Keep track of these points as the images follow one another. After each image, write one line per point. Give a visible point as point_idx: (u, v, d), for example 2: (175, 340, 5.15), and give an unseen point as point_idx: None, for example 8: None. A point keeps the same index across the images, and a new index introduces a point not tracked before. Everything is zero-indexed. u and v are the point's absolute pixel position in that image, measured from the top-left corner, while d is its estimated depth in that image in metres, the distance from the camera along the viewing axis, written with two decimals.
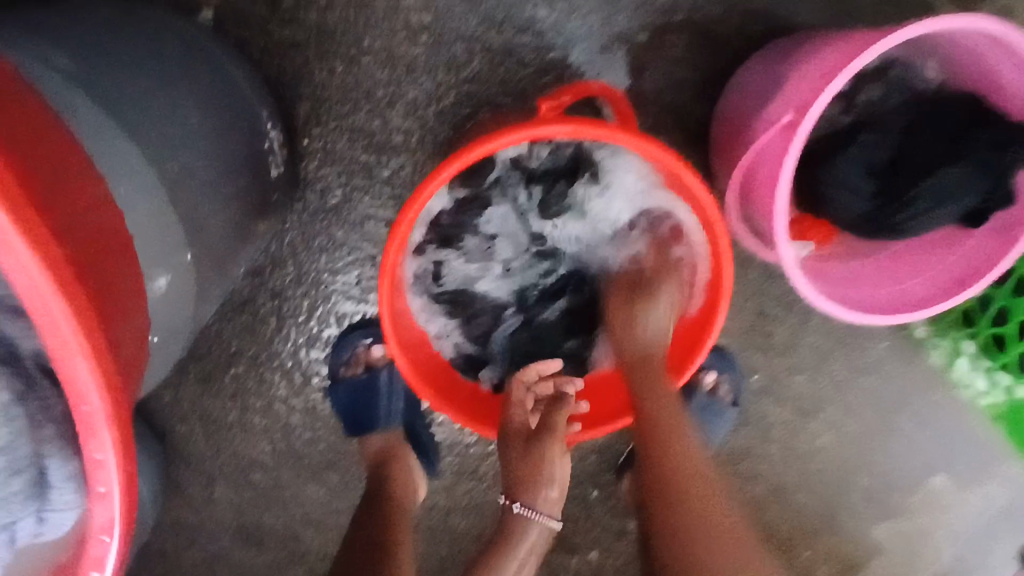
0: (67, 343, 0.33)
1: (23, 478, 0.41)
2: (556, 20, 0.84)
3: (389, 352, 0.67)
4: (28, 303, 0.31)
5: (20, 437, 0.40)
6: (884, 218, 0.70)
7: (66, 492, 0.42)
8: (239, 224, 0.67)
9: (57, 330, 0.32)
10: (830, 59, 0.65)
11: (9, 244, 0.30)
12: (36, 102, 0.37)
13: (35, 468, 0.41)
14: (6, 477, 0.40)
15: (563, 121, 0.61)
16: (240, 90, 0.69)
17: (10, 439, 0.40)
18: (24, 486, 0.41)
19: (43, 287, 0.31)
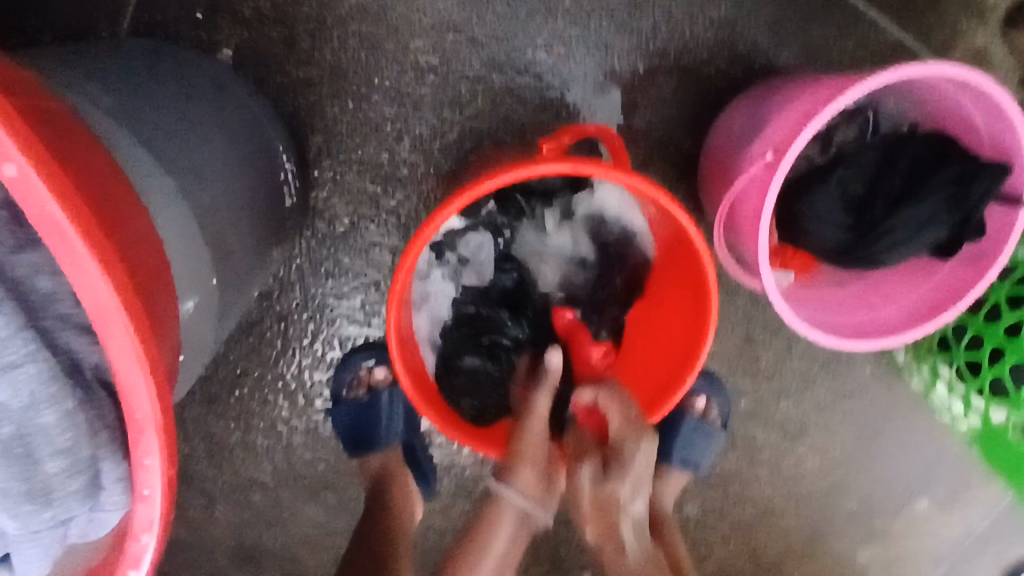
0: (128, 363, 0.39)
1: (82, 479, 0.46)
2: (554, 62, 0.90)
3: (395, 368, 0.70)
4: (101, 328, 0.38)
5: (81, 441, 0.46)
6: (859, 249, 0.75)
7: (115, 493, 0.47)
8: (256, 250, 0.71)
9: (121, 350, 0.39)
10: (807, 103, 0.71)
11: (91, 280, 0.37)
12: (88, 142, 0.42)
13: (91, 471, 0.47)
14: (67, 478, 0.46)
15: (563, 159, 0.65)
16: (258, 126, 0.74)
17: (73, 443, 0.46)
18: (81, 485, 0.46)
19: (113, 313, 0.38)
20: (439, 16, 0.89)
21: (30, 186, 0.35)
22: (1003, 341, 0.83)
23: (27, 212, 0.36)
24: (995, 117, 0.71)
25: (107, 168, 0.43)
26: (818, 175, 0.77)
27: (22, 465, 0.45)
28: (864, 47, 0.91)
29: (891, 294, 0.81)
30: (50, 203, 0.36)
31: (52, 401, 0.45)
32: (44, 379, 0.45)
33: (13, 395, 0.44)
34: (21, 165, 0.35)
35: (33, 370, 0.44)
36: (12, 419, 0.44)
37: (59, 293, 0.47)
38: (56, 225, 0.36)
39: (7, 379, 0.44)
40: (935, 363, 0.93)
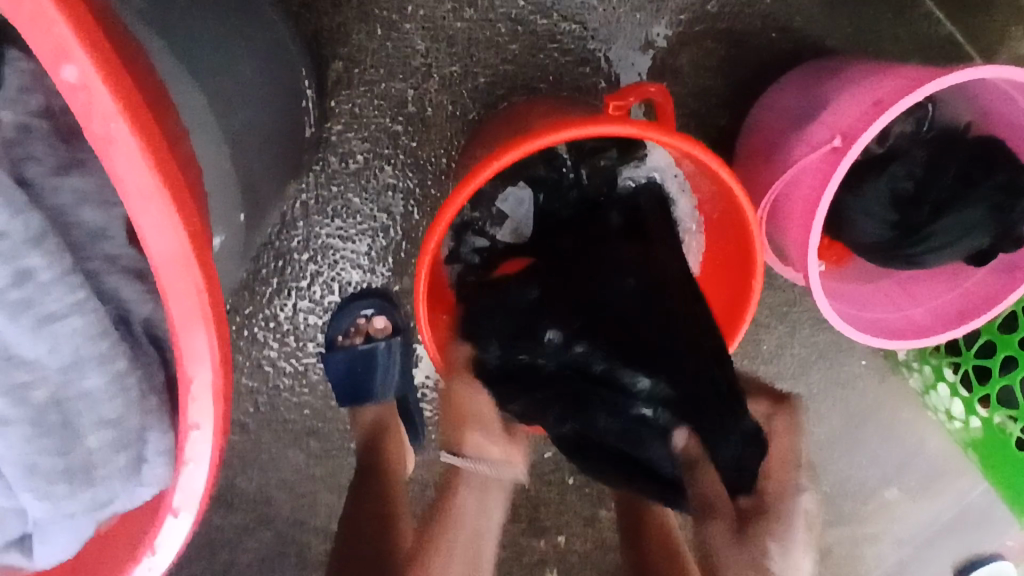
0: (188, 305, 0.38)
1: (127, 454, 0.45)
2: (601, 12, 0.84)
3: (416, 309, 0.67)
4: (159, 270, 0.37)
5: (131, 408, 0.45)
6: (900, 248, 0.73)
7: (158, 465, 0.46)
8: (273, 183, 0.65)
9: (180, 289, 0.38)
10: (876, 86, 0.67)
11: (160, 228, 0.36)
12: (127, 48, 0.36)
13: (136, 443, 0.46)
14: (111, 453, 0.45)
15: (629, 122, 0.60)
16: (284, 47, 0.67)
17: (117, 412, 0.45)
18: (127, 460, 0.45)
19: (178, 253, 0.37)
20: None
21: (93, 97, 0.33)
22: (1016, 350, 0.84)
23: (87, 129, 0.33)
24: None
25: (158, 86, 0.40)
26: (869, 166, 0.74)
27: (60, 438, 0.43)
28: (920, 34, 0.87)
29: (918, 294, 0.80)
30: (116, 123, 0.33)
31: (99, 361, 0.44)
32: (92, 334, 0.43)
33: (53, 355, 0.42)
34: (84, 70, 0.32)
35: (80, 324, 0.43)
36: (49, 382, 0.43)
37: (108, 227, 0.47)
38: (123, 148, 0.34)
39: (50, 334, 0.42)
40: (940, 365, 0.96)
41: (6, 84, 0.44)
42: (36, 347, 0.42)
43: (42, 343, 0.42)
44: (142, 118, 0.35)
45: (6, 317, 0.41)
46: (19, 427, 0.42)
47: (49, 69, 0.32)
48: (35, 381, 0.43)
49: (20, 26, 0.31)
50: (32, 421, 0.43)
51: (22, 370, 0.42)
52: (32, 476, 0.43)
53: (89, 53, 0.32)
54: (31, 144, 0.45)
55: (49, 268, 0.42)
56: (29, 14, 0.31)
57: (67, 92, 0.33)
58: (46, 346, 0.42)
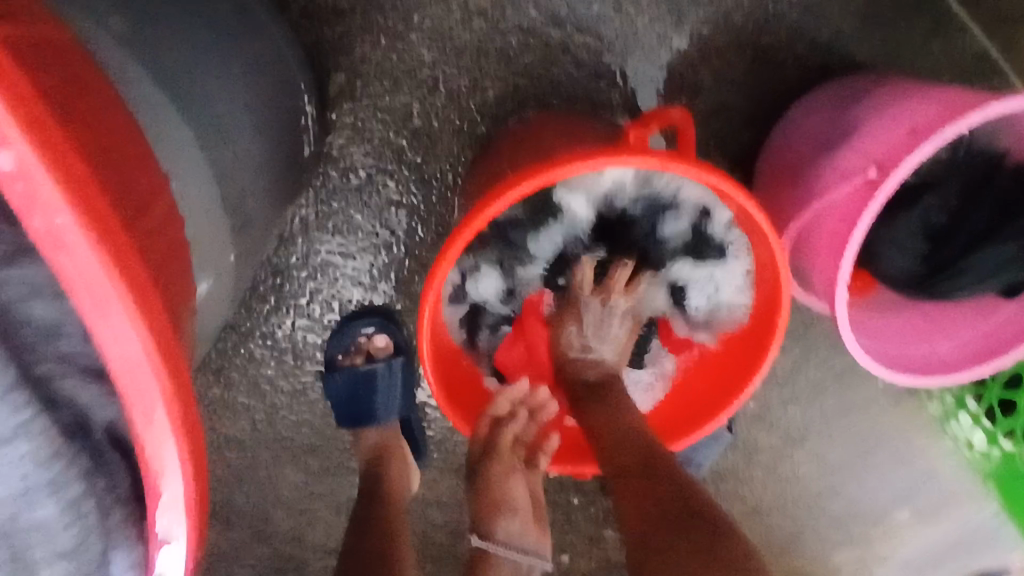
0: (152, 414, 0.33)
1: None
2: (619, 23, 0.80)
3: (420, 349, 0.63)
4: (118, 376, 0.32)
5: (90, 534, 0.40)
6: (929, 283, 0.70)
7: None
8: (270, 207, 0.61)
9: (144, 395, 0.33)
10: (913, 115, 0.63)
11: (120, 335, 0.31)
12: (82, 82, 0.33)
13: (99, 568, 0.41)
14: None
15: (651, 154, 0.56)
16: (282, 61, 0.64)
17: (72, 543, 0.40)
18: None
19: (141, 359, 0.32)
20: None
21: (32, 184, 0.28)
22: None
23: (27, 218, 0.28)
24: None
25: (118, 144, 0.35)
26: (900, 197, 0.70)
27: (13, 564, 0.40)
28: (955, 50, 0.82)
29: (944, 328, 0.76)
30: (61, 217, 0.28)
31: (49, 490, 0.38)
32: (41, 460, 0.38)
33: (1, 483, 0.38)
34: (19, 154, 0.27)
35: (26, 450, 0.37)
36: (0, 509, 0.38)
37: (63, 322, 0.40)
38: (72, 239, 0.29)
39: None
40: (963, 394, 0.93)
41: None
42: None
43: None
44: (94, 202, 0.29)
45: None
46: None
47: None
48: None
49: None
50: None
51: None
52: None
53: (23, 128, 0.27)
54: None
55: None
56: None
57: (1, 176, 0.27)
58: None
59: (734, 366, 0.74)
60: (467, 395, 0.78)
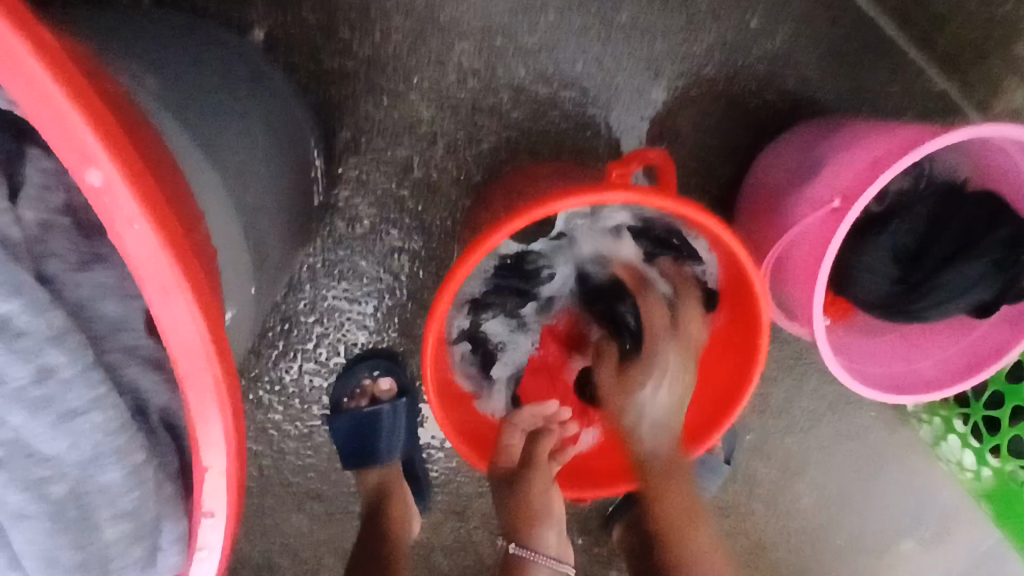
0: (204, 393, 0.39)
1: (143, 545, 0.46)
2: (601, 78, 0.87)
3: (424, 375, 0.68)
4: (177, 360, 0.38)
5: (145, 501, 0.45)
6: (902, 304, 0.74)
7: (171, 554, 0.47)
8: (282, 251, 0.66)
9: (199, 379, 0.39)
10: (872, 148, 0.69)
11: (182, 324, 0.37)
12: (132, 128, 0.38)
13: (151, 534, 0.46)
14: (127, 546, 0.45)
15: (633, 190, 0.62)
16: (294, 121, 0.70)
17: (134, 505, 0.45)
18: (141, 553, 0.46)
19: (196, 345, 0.38)
20: (488, 17, 0.84)
21: (115, 199, 0.34)
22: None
23: (111, 230, 0.35)
24: None
25: (178, 185, 0.41)
26: (870, 226, 0.75)
27: (78, 533, 0.44)
28: (910, 93, 0.89)
29: (926, 347, 0.80)
30: (138, 222, 0.35)
31: (117, 455, 0.44)
32: (110, 428, 0.43)
33: (73, 451, 0.43)
34: (106, 172, 0.33)
35: (98, 419, 0.43)
36: (70, 477, 0.43)
37: (127, 319, 0.48)
38: (143, 244, 0.35)
39: (70, 430, 0.42)
40: (951, 416, 0.96)
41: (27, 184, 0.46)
42: (57, 444, 0.42)
43: (63, 438, 0.42)
44: (161, 217, 0.36)
45: (27, 414, 0.41)
46: (37, 521, 0.43)
47: (73, 171, 0.34)
48: (53, 476, 0.43)
49: (46, 133, 0.32)
50: (52, 517, 0.43)
51: (42, 466, 0.43)
52: (51, 571, 0.44)
53: (110, 151, 0.33)
54: (55, 240, 0.46)
55: (71, 364, 0.42)
56: (57, 122, 0.32)
57: (91, 194, 0.34)
58: (67, 442, 0.43)
59: (729, 368, 0.78)
60: (478, 428, 0.81)
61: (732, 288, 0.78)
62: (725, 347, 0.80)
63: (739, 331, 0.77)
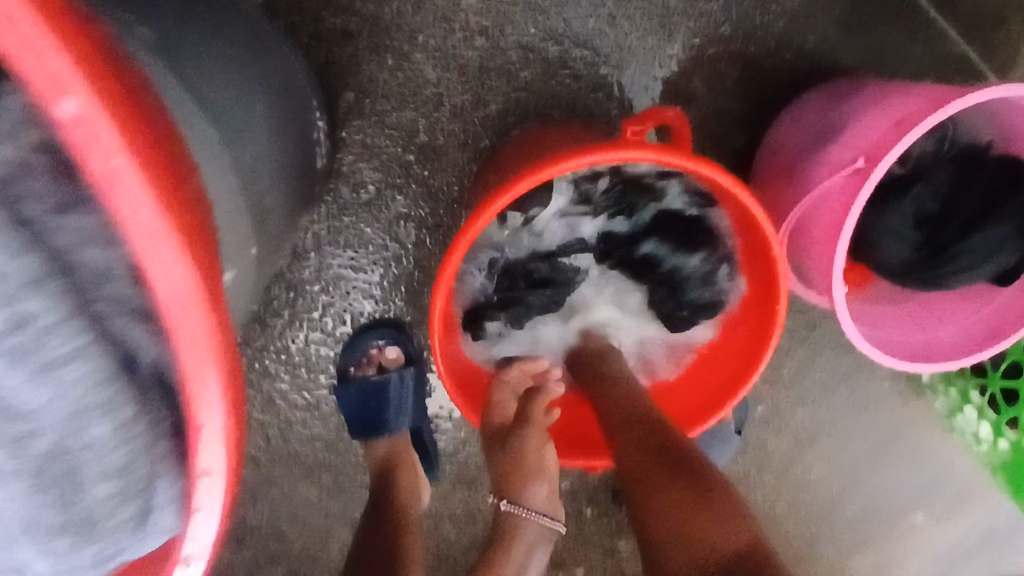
0: (200, 352, 0.35)
1: (134, 506, 0.39)
2: (614, 37, 0.83)
3: (432, 341, 0.66)
4: (169, 317, 0.34)
5: (137, 457, 0.38)
6: (922, 270, 0.71)
7: (167, 515, 0.40)
8: (285, 214, 0.64)
9: (194, 335, 0.35)
10: (898, 108, 0.66)
11: (173, 273, 0.33)
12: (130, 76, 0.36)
13: (143, 494, 0.39)
14: (116, 505, 0.38)
15: (648, 147, 0.59)
16: (295, 81, 0.68)
17: (123, 465, 0.38)
18: (131, 515, 0.38)
19: (191, 298, 0.34)
20: None
21: (92, 126, 0.30)
22: None
23: (89, 164, 0.31)
24: None
25: (165, 126, 0.37)
26: (893, 189, 0.73)
27: (62, 494, 0.36)
28: (934, 54, 0.86)
29: (944, 315, 0.78)
30: (118, 155, 0.31)
31: (104, 407, 0.36)
32: (95, 380, 0.36)
33: (50, 406, 0.35)
34: (81, 95, 0.30)
35: (79, 368, 0.35)
36: (49, 433, 0.35)
37: (111, 262, 0.37)
38: (125, 179, 0.31)
39: (46, 378, 0.34)
40: (967, 387, 0.94)
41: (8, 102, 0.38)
42: (32, 398, 0.35)
43: (39, 389, 0.34)
44: (145, 150, 0.32)
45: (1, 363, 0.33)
46: (15, 482, 0.35)
47: (45, 98, 0.30)
48: (33, 434, 0.35)
49: (3, 38, 0.28)
50: (31, 476, 0.36)
51: (17, 421, 0.35)
52: (30, 534, 0.37)
53: (85, 73, 0.30)
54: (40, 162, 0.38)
55: (48, 305, 0.34)
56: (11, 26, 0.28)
57: (64, 121, 0.30)
58: (46, 396, 0.35)
59: (739, 349, 0.77)
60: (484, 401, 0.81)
61: (748, 263, 0.76)
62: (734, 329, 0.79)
63: (753, 311, 0.76)
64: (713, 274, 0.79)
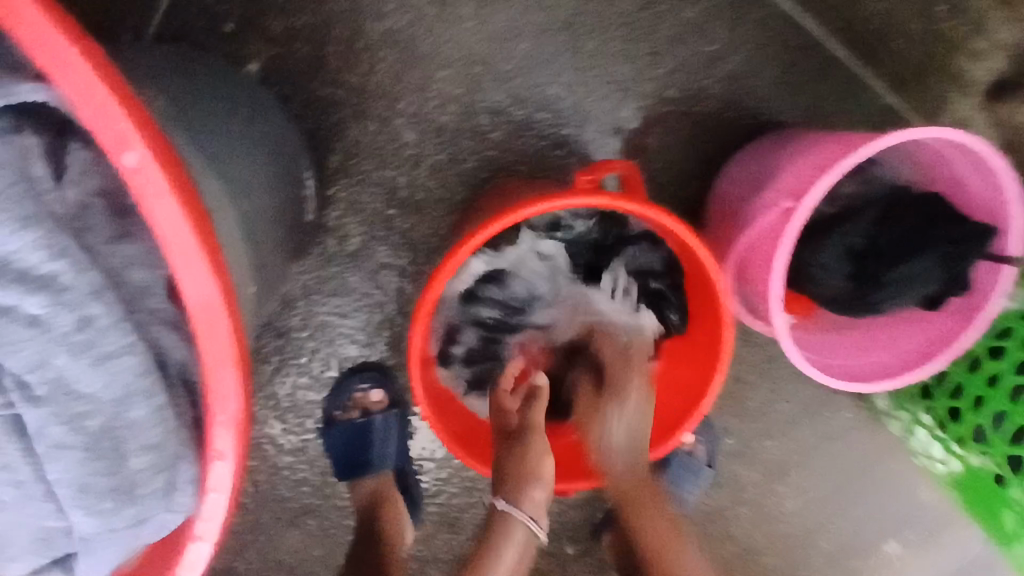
0: (219, 338, 0.49)
1: (164, 476, 0.56)
2: (573, 101, 0.93)
3: (411, 372, 0.73)
4: (195, 315, 0.48)
5: (168, 438, 0.56)
6: (856, 298, 0.79)
7: (186, 493, 0.57)
8: (276, 260, 0.72)
9: (212, 327, 0.49)
10: (817, 156, 0.75)
11: (199, 281, 0.48)
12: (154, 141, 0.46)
13: (170, 468, 0.56)
14: (151, 473, 0.55)
15: (598, 194, 0.68)
16: (288, 144, 0.77)
17: (158, 441, 0.55)
18: (162, 482, 0.56)
19: (208, 295, 0.48)
20: (465, 46, 0.91)
21: (146, 175, 0.45)
22: (982, 389, 0.90)
23: (141, 200, 0.46)
24: (991, 180, 0.77)
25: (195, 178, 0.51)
26: (823, 227, 0.82)
27: (109, 461, 0.53)
28: (859, 109, 0.96)
29: (882, 340, 0.85)
30: (165, 195, 0.46)
31: (144, 395, 0.54)
32: (139, 372, 0.53)
33: (107, 389, 0.52)
34: (140, 153, 0.45)
35: (132, 362, 0.53)
36: (103, 414, 0.53)
37: (152, 284, 0.58)
38: (166, 212, 0.46)
39: (107, 370, 0.52)
40: (917, 410, 1.01)
41: (69, 170, 0.56)
42: (93, 383, 0.52)
43: (99, 377, 0.52)
44: (183, 191, 0.47)
45: (71, 356, 0.51)
46: (75, 450, 0.53)
47: (113, 154, 0.45)
48: (89, 413, 0.52)
49: (92, 121, 0.44)
50: (86, 447, 0.53)
51: (80, 402, 0.52)
52: (84, 494, 0.53)
53: (142, 139, 0.45)
54: (90, 217, 0.56)
55: (106, 315, 0.52)
56: (98, 111, 0.44)
57: (126, 171, 0.45)
58: (101, 382, 0.52)
59: (699, 362, 0.81)
60: (458, 423, 0.83)
61: (696, 286, 0.83)
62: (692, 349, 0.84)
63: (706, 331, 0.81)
64: (656, 304, 0.88)
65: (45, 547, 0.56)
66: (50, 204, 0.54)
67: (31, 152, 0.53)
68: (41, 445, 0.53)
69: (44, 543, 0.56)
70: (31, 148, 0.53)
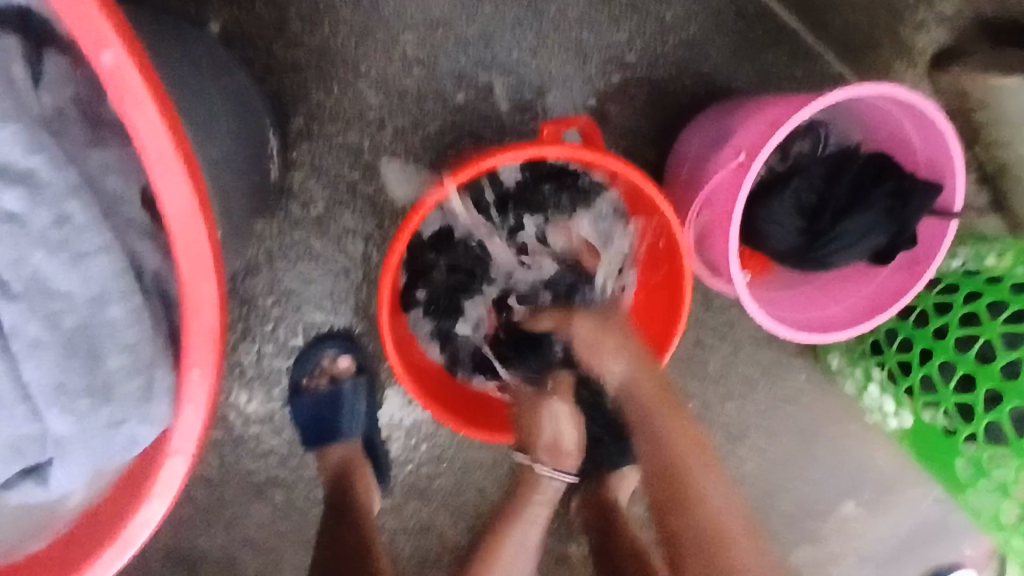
0: (198, 245, 0.51)
1: (140, 379, 0.56)
2: (536, 65, 0.94)
3: (381, 319, 0.73)
4: (174, 222, 0.50)
5: (144, 341, 0.56)
6: (808, 252, 0.82)
7: (161, 405, 0.57)
8: (240, 214, 0.71)
9: (191, 233, 0.51)
10: (771, 112, 0.78)
11: (177, 187, 0.49)
12: (132, 44, 0.47)
13: (147, 371, 0.56)
14: (128, 374, 0.55)
15: (561, 144, 0.70)
16: (250, 100, 0.76)
17: (134, 340, 0.55)
18: (139, 385, 0.56)
19: (186, 206, 0.50)
20: (428, 10, 0.91)
21: (123, 78, 0.46)
22: (930, 341, 0.93)
23: (118, 103, 0.47)
24: (930, 139, 0.81)
25: None
26: (777, 184, 0.85)
27: (84, 359, 0.54)
28: (810, 78, 1.00)
29: (835, 295, 0.89)
30: (143, 96, 0.47)
31: (120, 295, 0.54)
32: (115, 271, 0.54)
33: (83, 288, 0.53)
34: (117, 54, 0.46)
35: (106, 262, 0.54)
36: (79, 314, 0.54)
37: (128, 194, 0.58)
38: (145, 117, 0.47)
39: (82, 269, 0.53)
40: (868, 366, 1.04)
41: (46, 75, 0.55)
42: (70, 280, 0.53)
43: (75, 276, 0.53)
44: (161, 98, 0.48)
45: (48, 253, 0.52)
46: (52, 348, 0.53)
47: (91, 57, 0.46)
48: (64, 310, 0.53)
49: (72, 23, 0.45)
50: (62, 345, 0.53)
51: (57, 300, 0.53)
52: (60, 393, 0.54)
53: (120, 42, 0.46)
54: (66, 123, 0.56)
55: (84, 213, 0.53)
56: (76, 13, 0.45)
57: (104, 71, 0.46)
58: (77, 279, 0.53)
59: (659, 320, 0.85)
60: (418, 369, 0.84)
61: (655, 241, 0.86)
62: (653, 304, 0.87)
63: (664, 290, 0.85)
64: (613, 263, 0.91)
65: (15, 458, 0.55)
66: (29, 105, 0.53)
67: (11, 52, 0.53)
68: (16, 344, 0.53)
69: (16, 453, 0.55)
70: (11, 49, 0.53)
